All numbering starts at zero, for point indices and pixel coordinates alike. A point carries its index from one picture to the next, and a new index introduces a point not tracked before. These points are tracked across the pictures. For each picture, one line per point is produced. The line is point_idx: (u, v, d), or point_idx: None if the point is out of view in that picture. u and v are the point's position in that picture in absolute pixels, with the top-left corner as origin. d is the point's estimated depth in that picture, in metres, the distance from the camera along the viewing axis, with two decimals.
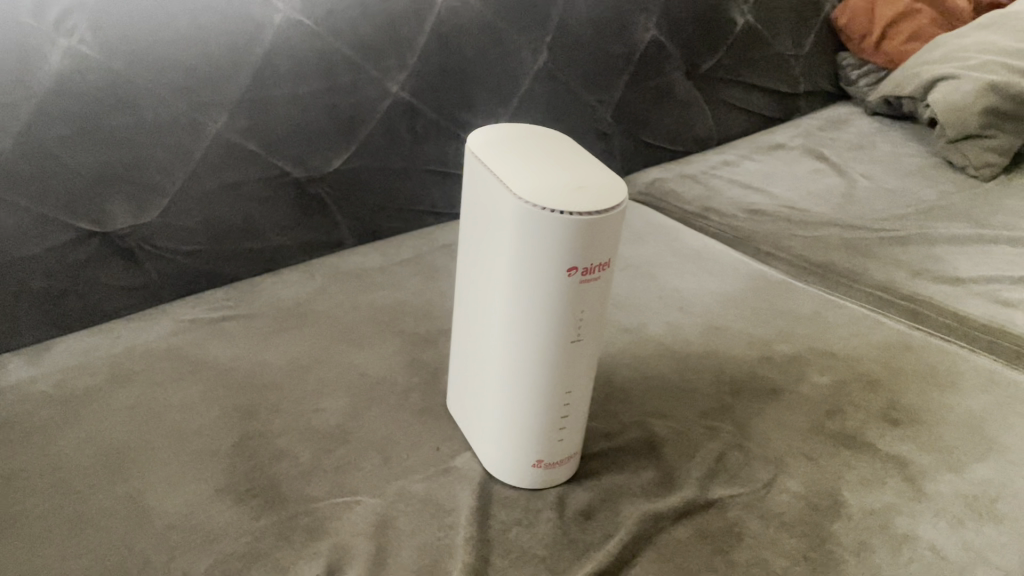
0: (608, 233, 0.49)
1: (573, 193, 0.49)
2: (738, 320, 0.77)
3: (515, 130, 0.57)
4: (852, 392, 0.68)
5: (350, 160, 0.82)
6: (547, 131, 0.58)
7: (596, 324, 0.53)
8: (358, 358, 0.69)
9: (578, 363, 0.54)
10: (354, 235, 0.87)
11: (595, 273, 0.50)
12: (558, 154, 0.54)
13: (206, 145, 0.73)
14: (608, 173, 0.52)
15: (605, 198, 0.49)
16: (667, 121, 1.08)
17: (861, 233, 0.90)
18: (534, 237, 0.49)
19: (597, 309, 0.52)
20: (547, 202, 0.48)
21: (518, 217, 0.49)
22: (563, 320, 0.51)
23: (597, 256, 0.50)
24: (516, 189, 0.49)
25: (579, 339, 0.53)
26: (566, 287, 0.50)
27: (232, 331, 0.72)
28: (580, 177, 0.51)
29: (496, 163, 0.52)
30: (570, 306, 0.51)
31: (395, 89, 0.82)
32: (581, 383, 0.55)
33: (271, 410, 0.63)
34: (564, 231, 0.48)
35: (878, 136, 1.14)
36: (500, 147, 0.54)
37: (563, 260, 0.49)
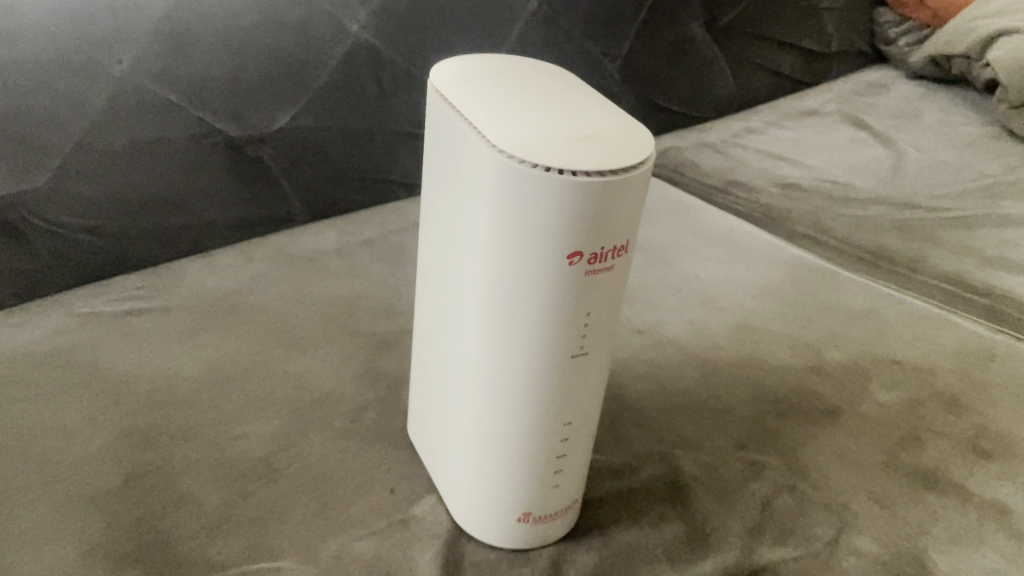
0: (627, 203, 0.34)
1: (576, 144, 0.34)
2: (777, 320, 0.62)
3: (496, 62, 0.42)
4: (929, 415, 0.53)
5: (299, 116, 0.67)
6: (540, 64, 0.43)
7: (606, 331, 0.38)
8: (297, 366, 0.54)
9: (580, 385, 0.39)
10: (308, 210, 0.72)
11: (607, 261, 0.36)
12: (554, 94, 0.39)
13: (109, 92, 0.57)
14: (627, 119, 0.37)
15: (624, 152, 0.34)
16: (682, 82, 0.93)
17: (917, 213, 0.75)
18: (520, 210, 0.34)
19: (609, 311, 0.38)
20: (538, 156, 0.33)
21: (497, 179, 0.34)
22: (560, 328, 0.37)
23: (610, 236, 0.35)
24: (495, 139, 0.34)
25: (582, 352, 0.38)
26: (566, 282, 0.35)
27: (143, 329, 0.56)
28: (587, 123, 0.36)
29: (468, 103, 0.37)
30: (569, 308, 0.36)
31: (356, 29, 0.67)
32: (584, 412, 0.40)
33: (173, 437, 0.48)
34: (564, 200, 0.33)
35: (924, 102, 0.98)
36: (474, 82, 0.39)
37: (562, 243, 0.34)
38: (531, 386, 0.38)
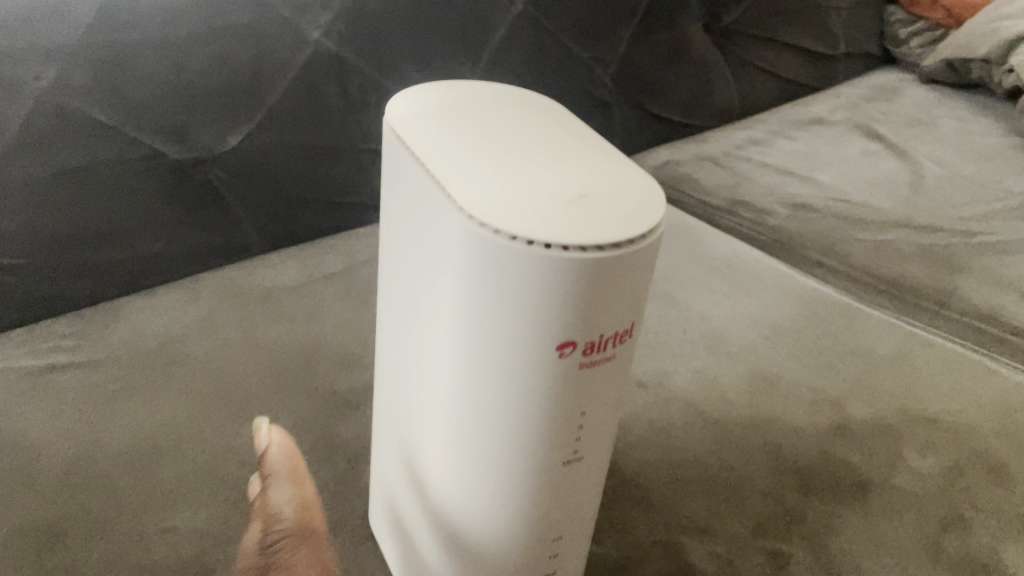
0: (632, 283, 0.27)
1: (569, 207, 0.27)
2: (793, 366, 0.55)
3: (463, 90, 0.35)
4: (973, 487, 0.46)
5: (253, 135, 0.59)
6: (516, 93, 0.36)
7: (604, 425, 0.31)
8: (244, 437, 0.47)
9: (571, 489, 0.33)
10: (265, 239, 0.64)
11: (606, 352, 0.29)
12: (540, 132, 0.32)
13: (25, 113, 0.49)
14: (628, 169, 0.30)
15: (629, 216, 0.27)
16: (681, 88, 0.85)
17: (941, 238, 0.68)
18: (499, 292, 0.27)
19: (609, 403, 0.31)
20: (523, 225, 0.26)
21: (468, 252, 0.27)
22: (547, 429, 0.30)
23: (610, 323, 0.28)
24: (464, 199, 0.27)
25: (574, 455, 0.31)
26: (557, 376, 0.28)
27: (66, 395, 0.49)
28: (580, 176, 0.29)
29: (430, 148, 0.30)
30: (559, 408, 0.29)
31: (316, 37, 0.59)
32: (574, 516, 0.34)
33: (90, 531, 0.41)
34: (555, 282, 0.26)
35: (940, 108, 0.91)
36: (437, 120, 0.32)
37: (550, 334, 0.27)
38: (512, 494, 0.32)
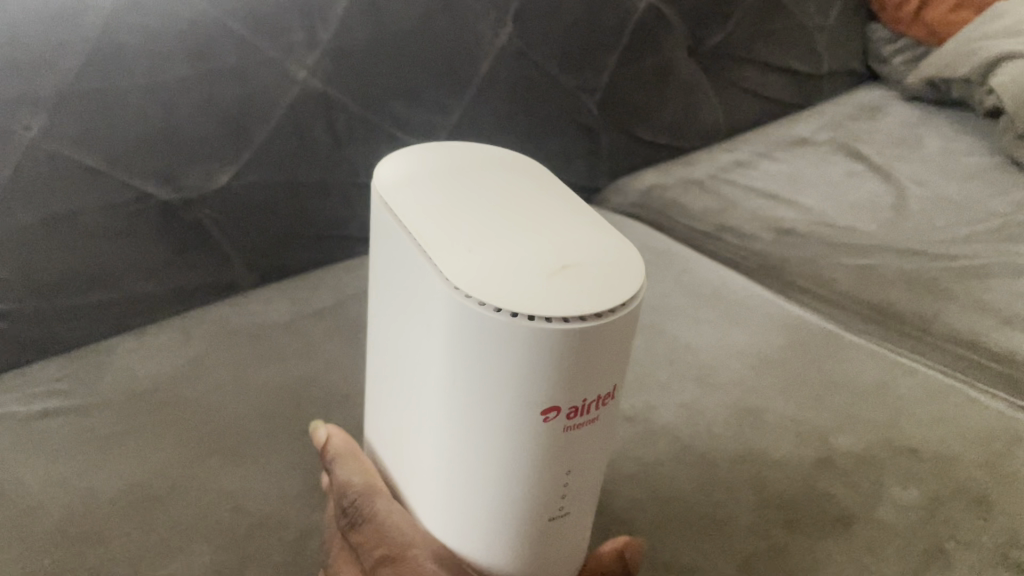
0: (614, 348, 0.29)
1: (555, 277, 0.28)
2: (778, 397, 0.56)
3: (448, 151, 0.36)
4: (953, 519, 0.47)
5: (242, 175, 0.60)
6: (500, 151, 0.37)
7: (590, 473, 0.33)
8: (235, 480, 0.47)
9: (560, 533, 0.35)
10: (254, 274, 0.65)
11: (590, 413, 0.30)
12: (525, 197, 0.33)
13: (15, 162, 0.50)
14: (609, 232, 0.32)
15: (611, 284, 0.29)
16: (666, 111, 0.86)
17: (924, 262, 0.69)
18: (489, 360, 0.28)
19: (593, 454, 0.33)
20: (507, 300, 0.27)
21: (458, 323, 0.28)
22: (535, 483, 0.32)
23: (592, 388, 0.29)
24: (454, 272, 0.28)
25: (563, 503, 0.33)
26: (544, 434, 0.30)
27: (56, 443, 0.49)
28: (564, 243, 0.30)
29: (420, 217, 0.31)
30: (546, 464, 0.31)
31: (303, 76, 0.59)
32: (563, 557, 0.36)
33: None
34: (541, 353, 0.27)
35: (923, 127, 0.92)
36: (427, 187, 0.33)
37: (536, 400, 0.29)
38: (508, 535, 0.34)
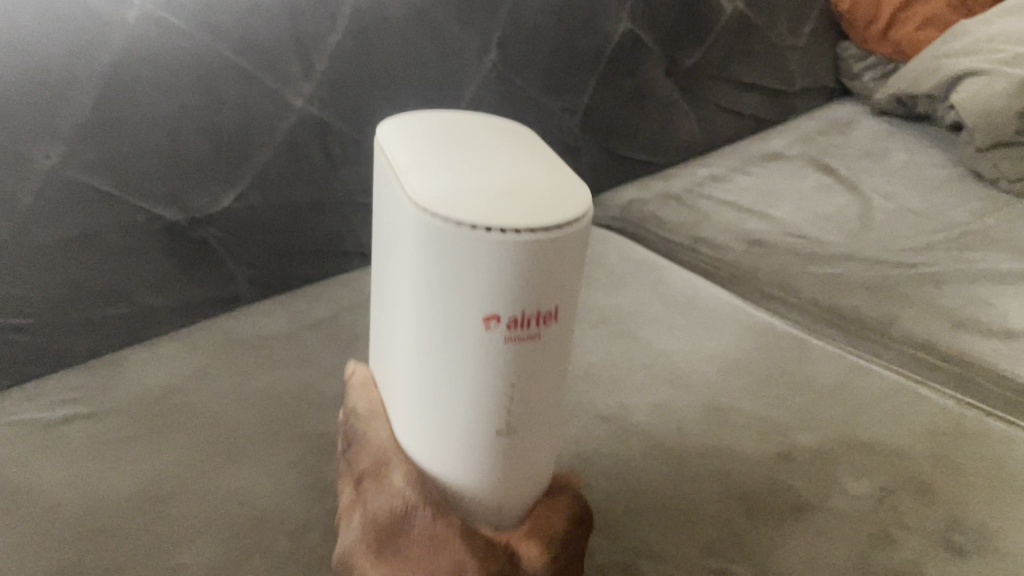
0: (557, 270, 0.32)
1: (504, 200, 0.31)
2: (743, 397, 0.60)
3: (453, 120, 0.40)
4: (900, 506, 0.51)
5: (243, 196, 0.64)
6: (502, 124, 0.41)
7: (544, 396, 0.36)
8: (240, 477, 0.52)
9: (513, 458, 0.37)
10: (255, 289, 0.69)
11: (536, 335, 0.33)
12: (502, 149, 0.37)
13: (36, 189, 0.54)
14: (570, 180, 0.34)
15: (555, 210, 0.31)
16: (645, 129, 0.91)
17: (885, 270, 0.74)
18: (443, 273, 0.32)
19: (544, 377, 0.35)
20: (455, 211, 0.30)
21: (419, 235, 0.32)
22: (487, 398, 0.34)
23: (533, 304, 0.32)
24: (418, 192, 0.32)
25: (514, 425, 0.36)
26: (491, 345, 0.33)
27: (73, 447, 0.53)
28: (525, 181, 0.33)
29: (404, 160, 0.35)
30: (497, 377, 0.34)
31: (299, 104, 0.64)
32: (514, 485, 0.38)
33: (104, 570, 0.45)
34: (482, 260, 0.30)
35: (891, 141, 0.97)
36: (419, 141, 0.37)
37: (478, 308, 0.32)
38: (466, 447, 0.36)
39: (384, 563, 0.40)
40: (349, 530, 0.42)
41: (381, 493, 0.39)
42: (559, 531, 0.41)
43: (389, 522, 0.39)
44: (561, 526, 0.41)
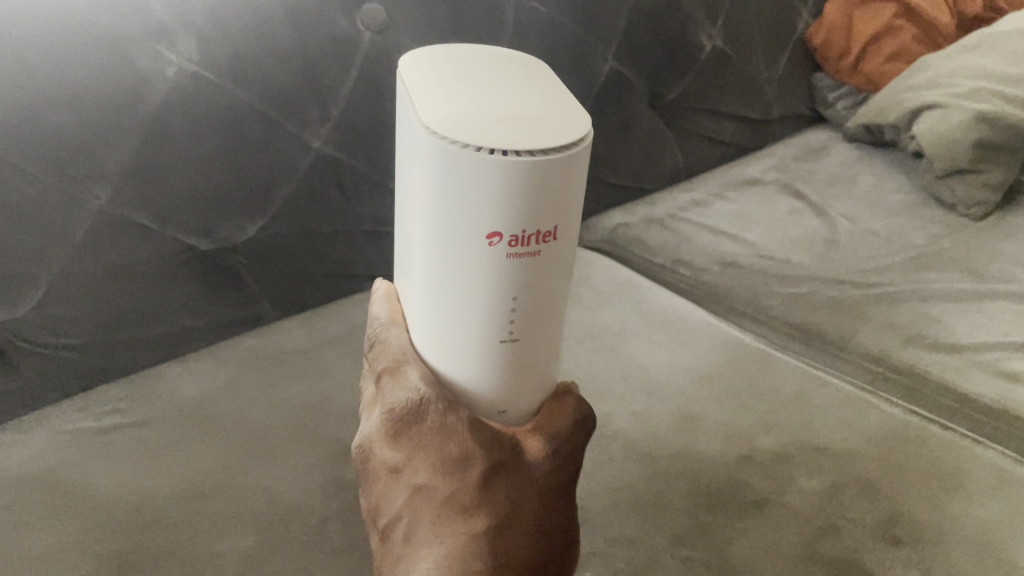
0: (553, 189, 0.37)
1: (505, 125, 0.36)
2: (713, 406, 0.67)
3: (466, 55, 0.45)
4: (846, 501, 0.59)
5: (266, 227, 0.71)
6: (512, 58, 0.45)
7: (542, 300, 0.41)
8: (268, 477, 0.59)
9: (513, 358, 0.43)
10: (275, 308, 0.77)
11: (532, 244, 0.38)
12: (509, 80, 0.41)
13: (87, 225, 0.62)
14: (568, 108, 0.39)
15: (553, 136, 0.36)
16: (631, 157, 0.98)
17: (847, 290, 0.81)
18: (451, 192, 0.37)
19: (543, 281, 0.40)
20: (463, 135, 0.35)
21: (430, 156, 0.36)
22: (491, 301, 0.40)
23: (531, 220, 0.37)
24: (429, 117, 0.36)
25: (513, 327, 0.41)
26: (494, 253, 0.38)
27: (121, 450, 0.61)
28: (526, 109, 0.38)
29: (419, 89, 0.40)
30: (500, 282, 0.39)
31: (317, 144, 0.71)
32: (514, 382, 0.44)
33: (154, 556, 0.53)
34: (487, 178, 0.35)
35: (861, 167, 1.05)
36: (433, 73, 0.42)
37: (484, 222, 0.37)
38: (474, 345, 0.42)
39: (399, 450, 0.45)
40: (370, 419, 0.46)
41: (398, 388, 0.44)
42: (558, 425, 0.46)
43: (404, 415, 0.43)
44: (561, 423, 0.47)
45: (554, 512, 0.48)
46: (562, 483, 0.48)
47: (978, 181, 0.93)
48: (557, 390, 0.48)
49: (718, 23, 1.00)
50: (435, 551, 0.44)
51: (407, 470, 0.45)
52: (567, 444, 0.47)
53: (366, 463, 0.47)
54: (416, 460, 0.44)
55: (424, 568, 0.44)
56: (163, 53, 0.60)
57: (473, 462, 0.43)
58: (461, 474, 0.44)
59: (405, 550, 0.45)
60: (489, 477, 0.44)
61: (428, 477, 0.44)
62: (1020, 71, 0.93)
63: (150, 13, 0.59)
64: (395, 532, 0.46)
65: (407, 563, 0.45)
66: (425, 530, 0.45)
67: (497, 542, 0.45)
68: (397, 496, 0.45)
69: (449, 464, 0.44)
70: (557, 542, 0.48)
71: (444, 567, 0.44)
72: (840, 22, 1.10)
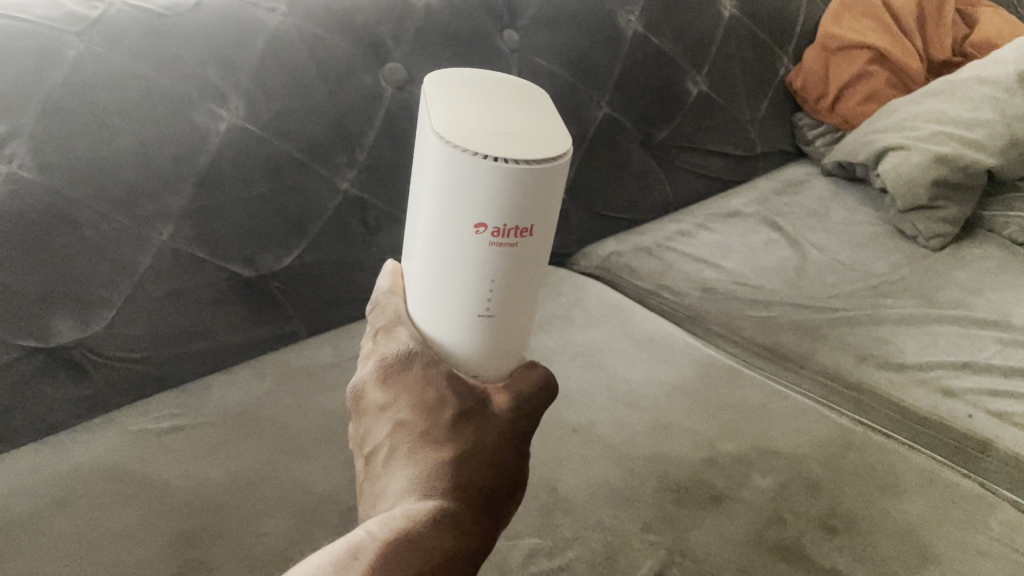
0: (536, 195, 0.42)
1: (501, 138, 0.42)
2: (685, 415, 0.78)
3: (484, 74, 0.50)
4: (794, 497, 0.69)
5: (300, 256, 0.82)
6: (523, 82, 0.51)
7: (519, 285, 0.47)
8: (304, 473, 0.70)
9: (490, 330, 0.48)
10: (307, 326, 0.88)
11: (511, 236, 0.44)
12: (514, 100, 0.47)
13: (152, 257, 0.71)
14: (555, 129, 0.45)
15: (541, 150, 0.42)
16: (624, 191, 1.09)
17: (811, 314, 0.91)
18: (449, 189, 0.42)
19: (521, 268, 0.46)
20: (464, 141, 0.41)
21: (436, 156, 0.42)
22: (476, 283, 0.46)
23: (513, 218, 0.43)
24: (439, 124, 0.42)
25: (489, 307, 0.47)
26: (478, 241, 0.44)
27: (181, 448, 0.72)
28: (521, 127, 0.44)
29: (435, 99, 0.46)
30: (484, 267, 0.45)
31: (345, 186, 0.82)
32: (491, 353, 0.50)
33: (211, 537, 0.64)
34: (479, 181, 0.41)
35: (835, 202, 1.16)
36: (451, 86, 0.48)
37: (473, 214, 0.43)
38: (460, 317, 0.48)
39: (386, 391, 0.50)
40: (364, 368, 0.52)
41: (390, 342, 0.50)
42: (523, 387, 0.52)
43: (393, 363, 0.49)
44: (527, 387, 0.52)
45: (511, 457, 0.53)
46: (520, 437, 0.53)
47: (937, 216, 1.04)
48: (527, 361, 0.54)
49: (703, 71, 1.12)
50: (408, 472, 0.48)
51: (391, 407, 0.50)
52: (529, 404, 0.52)
53: (358, 404, 0.53)
54: (400, 400, 0.49)
55: (397, 487, 0.48)
56: (217, 111, 0.71)
57: (448, 404, 0.49)
58: (436, 413, 0.49)
59: (382, 475, 0.49)
60: (461, 418, 0.49)
61: (408, 413, 0.49)
62: (974, 117, 1.04)
63: (206, 78, 0.70)
64: (375, 461, 0.50)
65: (383, 485, 0.49)
66: (401, 456, 0.49)
67: (462, 471, 0.49)
68: (382, 430, 0.50)
69: (427, 404, 0.49)
70: (509, 484, 0.53)
71: (415, 485, 0.48)
72: (817, 68, 1.23)
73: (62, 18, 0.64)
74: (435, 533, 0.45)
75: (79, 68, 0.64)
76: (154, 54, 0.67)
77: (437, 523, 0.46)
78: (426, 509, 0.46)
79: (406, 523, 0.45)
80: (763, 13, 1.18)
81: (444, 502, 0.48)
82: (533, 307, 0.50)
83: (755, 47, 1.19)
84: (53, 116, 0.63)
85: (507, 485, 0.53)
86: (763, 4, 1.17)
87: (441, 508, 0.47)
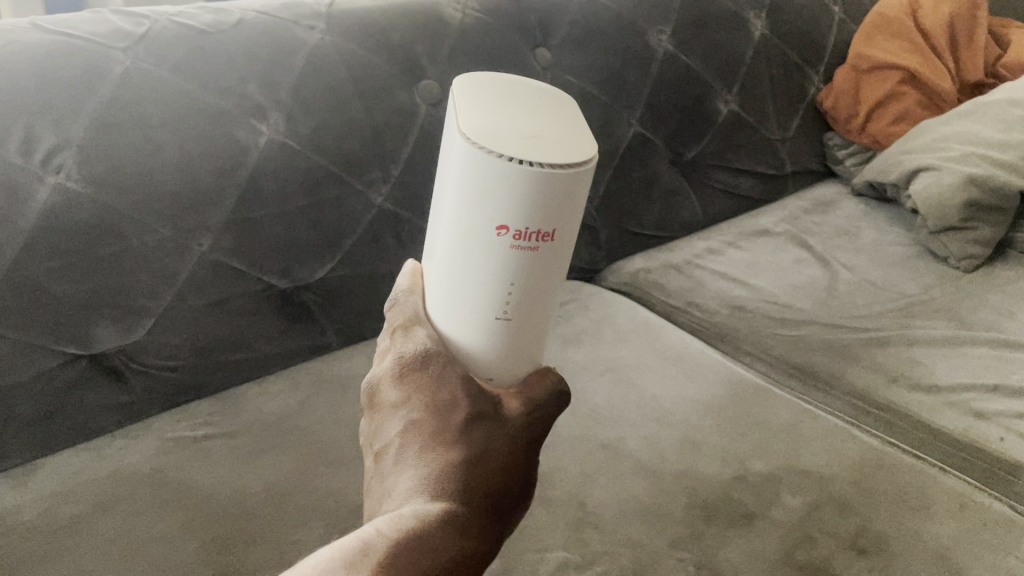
0: (560, 199, 0.43)
1: (529, 143, 0.43)
2: (714, 433, 0.78)
3: (510, 79, 0.51)
4: (823, 516, 0.69)
5: (334, 269, 0.83)
6: (548, 88, 0.52)
7: (536, 288, 0.47)
8: (338, 482, 0.71)
9: (507, 334, 0.49)
10: (340, 338, 0.89)
11: (532, 240, 0.45)
12: (539, 105, 0.48)
13: (192, 267, 0.73)
14: (580, 135, 0.46)
15: (567, 155, 0.43)
16: (653, 209, 1.09)
17: (841, 335, 0.91)
18: (474, 190, 0.43)
19: (541, 271, 0.47)
20: (492, 144, 0.42)
21: (462, 159, 0.43)
22: (495, 284, 0.46)
23: (536, 221, 0.44)
24: (466, 126, 0.43)
25: (507, 309, 0.47)
26: (499, 243, 0.45)
27: (216, 456, 0.73)
28: (548, 132, 0.45)
29: (463, 101, 0.47)
30: (504, 268, 0.46)
31: (380, 201, 0.83)
32: (507, 356, 0.50)
33: (246, 543, 0.65)
34: (506, 183, 0.42)
35: (865, 222, 1.16)
36: (477, 89, 0.49)
37: (497, 217, 0.44)
38: (478, 318, 0.48)
39: (401, 390, 0.50)
40: (380, 364, 0.52)
41: (408, 341, 0.50)
42: (536, 393, 0.52)
43: (409, 361, 0.50)
44: (538, 394, 0.52)
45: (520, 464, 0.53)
46: (530, 444, 0.53)
47: (970, 236, 1.03)
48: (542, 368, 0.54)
49: (734, 89, 1.12)
50: (418, 471, 0.48)
51: (405, 406, 0.50)
52: (540, 409, 0.53)
53: (372, 400, 0.53)
54: (414, 398, 0.50)
55: (405, 485, 0.48)
56: (258, 125, 0.72)
57: (460, 406, 0.49)
58: (448, 414, 0.49)
59: (390, 473, 0.49)
60: (473, 420, 0.49)
61: (422, 411, 0.49)
62: (1008, 138, 1.04)
63: (248, 94, 0.72)
64: (385, 459, 0.50)
65: (391, 483, 0.49)
66: (411, 455, 0.49)
67: (472, 473, 0.49)
68: (393, 427, 0.50)
69: (440, 404, 0.49)
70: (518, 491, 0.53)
71: (423, 485, 0.47)
72: (848, 89, 1.23)
73: (109, 34, 0.67)
74: (443, 534, 0.45)
75: (126, 82, 0.66)
76: (199, 71, 0.69)
77: (445, 524, 0.46)
78: (435, 509, 0.46)
79: (415, 521, 0.44)
80: (793, 34, 1.18)
81: (452, 504, 0.47)
82: (549, 313, 0.50)
83: (786, 67, 1.19)
84: (99, 128, 0.64)
85: (516, 491, 0.53)
86: (793, 24, 1.18)
87: (449, 510, 0.47)
